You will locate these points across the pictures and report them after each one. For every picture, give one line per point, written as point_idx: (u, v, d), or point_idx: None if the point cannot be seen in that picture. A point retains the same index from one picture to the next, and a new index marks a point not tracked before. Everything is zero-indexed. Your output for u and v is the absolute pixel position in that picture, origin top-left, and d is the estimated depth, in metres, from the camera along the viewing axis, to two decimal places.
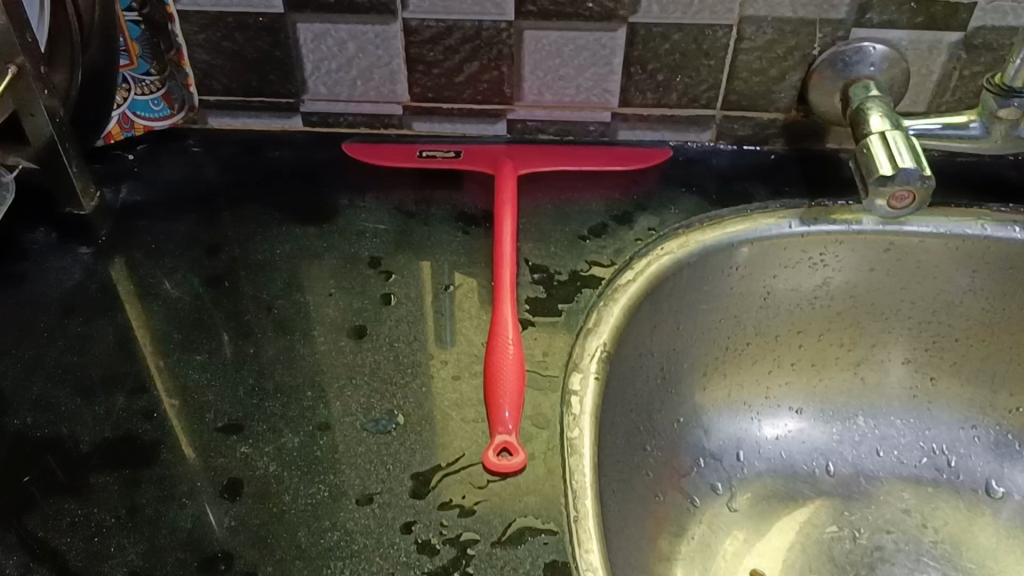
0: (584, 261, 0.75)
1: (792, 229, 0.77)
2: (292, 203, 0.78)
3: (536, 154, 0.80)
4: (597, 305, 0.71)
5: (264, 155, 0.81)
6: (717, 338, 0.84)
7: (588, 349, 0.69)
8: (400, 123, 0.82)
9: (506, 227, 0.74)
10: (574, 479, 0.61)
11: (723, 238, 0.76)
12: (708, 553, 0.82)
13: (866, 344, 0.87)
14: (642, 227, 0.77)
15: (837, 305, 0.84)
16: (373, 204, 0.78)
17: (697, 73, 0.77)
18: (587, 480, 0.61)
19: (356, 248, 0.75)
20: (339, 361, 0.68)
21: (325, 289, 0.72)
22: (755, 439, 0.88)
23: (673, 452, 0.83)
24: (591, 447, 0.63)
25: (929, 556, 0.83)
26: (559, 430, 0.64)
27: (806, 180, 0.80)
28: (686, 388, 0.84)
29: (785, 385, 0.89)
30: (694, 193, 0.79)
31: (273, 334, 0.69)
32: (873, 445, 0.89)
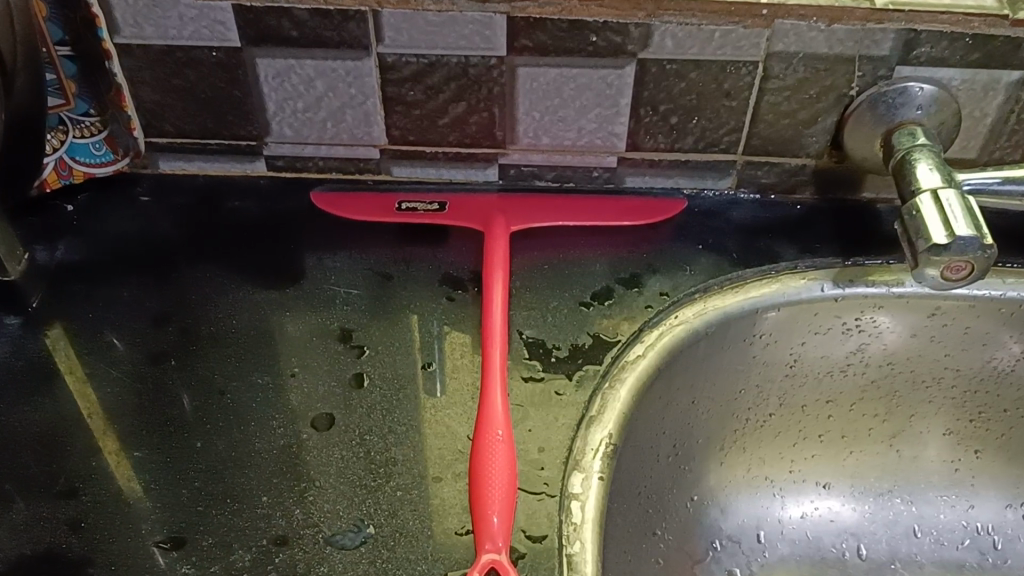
0: (587, 333, 0.65)
1: (825, 292, 0.67)
2: (252, 262, 0.68)
3: (532, 206, 0.70)
4: (601, 386, 0.62)
5: (223, 206, 0.72)
6: (736, 410, 0.74)
7: (591, 442, 0.59)
8: (377, 169, 0.72)
9: (496, 294, 0.64)
10: None
11: (746, 304, 0.66)
12: None
13: (903, 416, 0.78)
14: (653, 292, 0.67)
15: (872, 373, 0.75)
16: (345, 264, 0.68)
17: (716, 115, 0.67)
18: None
19: (324, 318, 0.65)
20: (301, 458, 0.58)
21: (288, 368, 0.62)
22: (778, 518, 0.79)
23: (686, 537, 0.74)
24: (595, 565, 0.54)
25: None
26: (557, 544, 0.54)
27: (839, 234, 0.71)
28: (699, 464, 0.75)
29: (812, 458, 0.79)
30: (712, 251, 0.70)
31: (225, 423, 0.60)
32: (910, 525, 0.80)
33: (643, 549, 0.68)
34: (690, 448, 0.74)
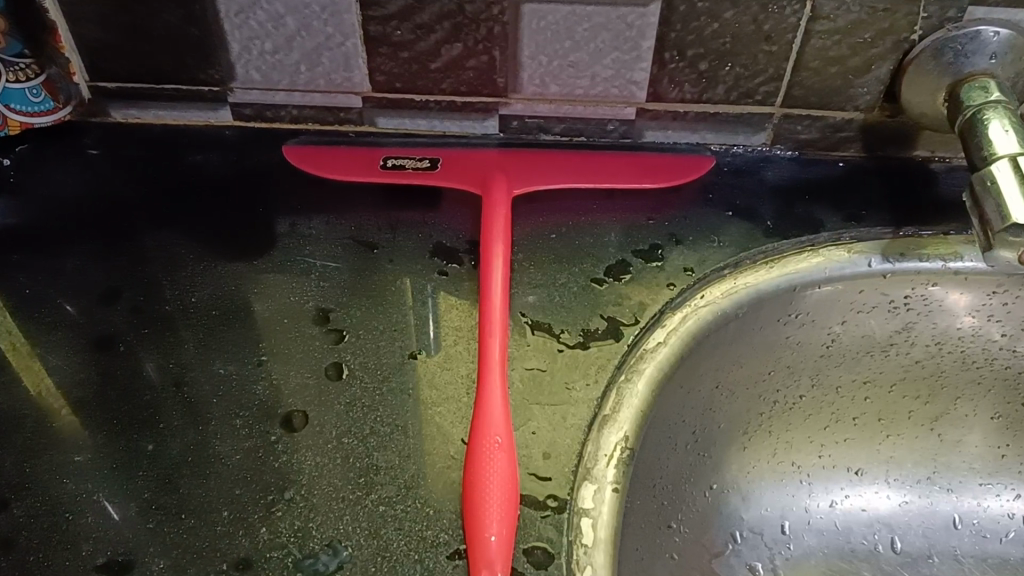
0: (600, 315, 0.56)
1: (871, 268, 0.59)
2: (215, 227, 0.59)
3: (537, 163, 0.61)
4: (616, 379, 0.54)
5: (182, 160, 0.62)
6: (764, 393, 0.67)
7: (604, 447, 0.52)
8: (359, 119, 0.62)
9: (495, 271, 0.55)
10: None
11: (782, 281, 0.58)
12: None
13: (949, 398, 0.69)
14: (675, 267, 0.58)
15: (917, 353, 0.66)
16: (322, 231, 0.59)
17: (752, 61, 0.57)
18: None
19: (297, 295, 0.56)
20: (269, 465, 0.50)
21: (255, 355, 0.54)
22: (804, 507, 0.72)
23: (704, 529, 0.67)
24: None
25: None
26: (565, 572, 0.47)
27: (888, 198, 0.62)
28: (720, 449, 0.68)
29: (843, 443, 0.72)
30: (743, 217, 0.61)
31: (183, 421, 0.51)
32: (948, 515, 0.72)
33: (657, 553, 0.60)
34: (710, 434, 0.66)
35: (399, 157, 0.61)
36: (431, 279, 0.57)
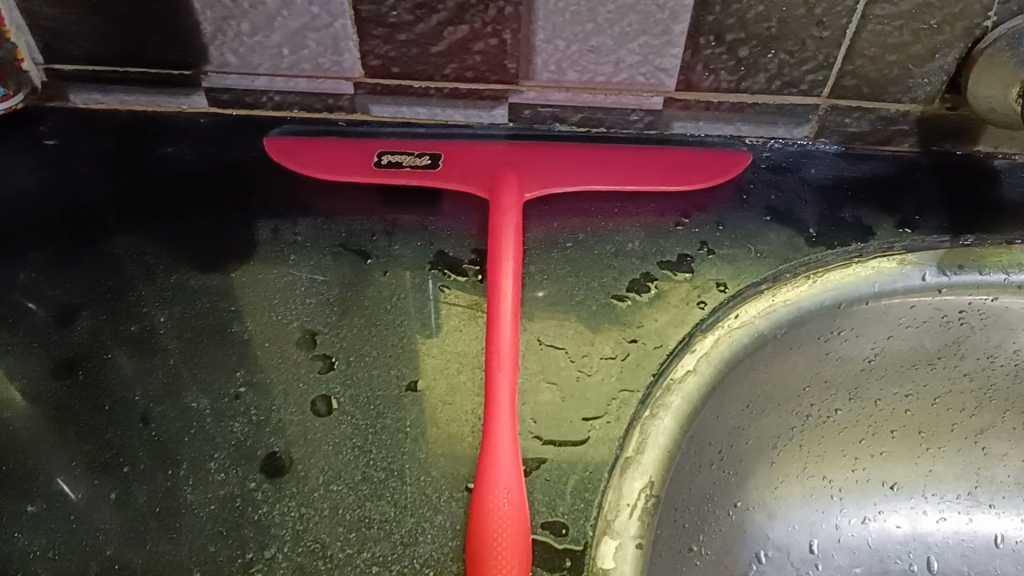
0: (622, 338, 0.50)
1: (926, 281, 0.52)
2: (188, 231, 0.52)
3: (550, 160, 0.54)
4: (640, 415, 0.48)
5: (151, 152, 0.55)
6: (796, 407, 0.61)
7: (626, 496, 0.46)
8: (351, 107, 0.55)
9: (504, 294, 0.48)
10: None
11: (825, 298, 0.52)
12: None
13: (997, 410, 0.63)
14: (706, 280, 0.52)
15: (966, 366, 0.60)
16: (309, 236, 0.52)
17: (800, 47, 0.50)
18: None
19: (280, 314, 0.50)
20: (248, 518, 0.44)
21: (232, 386, 0.48)
22: (834, 524, 0.66)
23: (727, 551, 0.61)
24: None
25: None
26: None
27: (945, 201, 0.55)
28: (746, 465, 0.62)
29: (879, 456, 0.66)
30: (783, 222, 0.54)
31: (151, 464, 0.45)
32: (989, 534, 0.67)
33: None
34: (738, 451, 0.60)
35: (394, 154, 0.54)
36: (431, 295, 0.51)
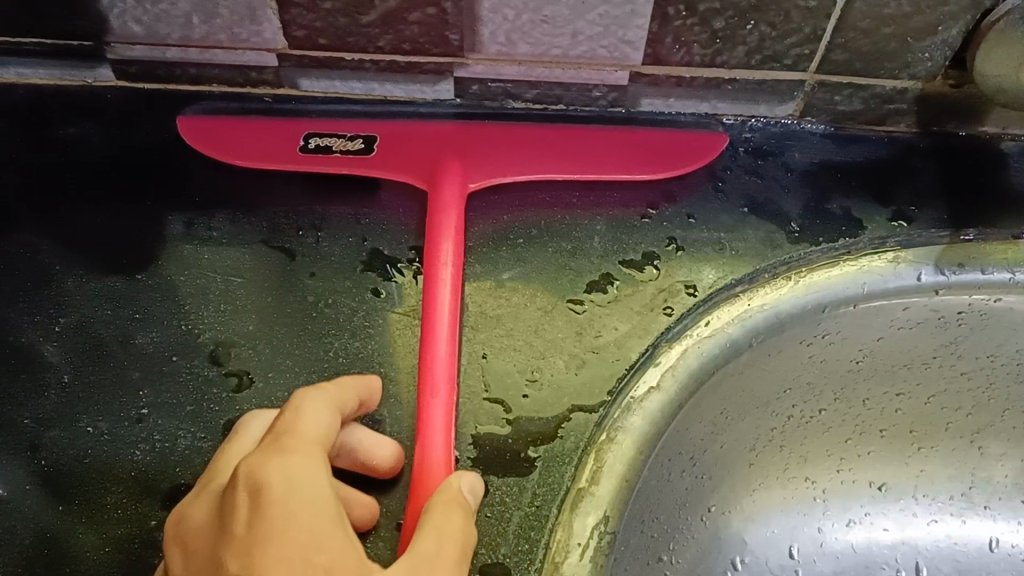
0: (578, 350, 0.44)
1: (921, 281, 0.47)
2: (90, 226, 0.47)
3: (502, 146, 0.48)
4: (595, 439, 0.42)
5: (52, 135, 0.50)
6: (776, 409, 0.55)
7: (576, 535, 0.41)
8: (277, 80, 0.49)
9: (441, 307, 0.42)
10: None
11: (807, 301, 0.46)
12: None
13: (995, 409, 0.58)
14: (672, 283, 0.46)
15: (964, 366, 0.55)
16: (227, 232, 0.47)
17: (783, 18, 0.44)
18: None
19: (192, 322, 0.44)
20: (148, 563, 0.39)
21: (134, 408, 0.42)
22: (816, 528, 0.61)
23: (699, 561, 0.56)
24: None
25: None
26: None
27: (945, 189, 0.49)
28: (721, 470, 0.57)
29: (867, 455, 0.61)
30: (761, 215, 0.48)
31: (41, 499, 0.40)
32: (983, 539, 0.62)
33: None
34: (712, 456, 0.55)
35: (324, 137, 0.48)
36: (383, 305, 0.44)
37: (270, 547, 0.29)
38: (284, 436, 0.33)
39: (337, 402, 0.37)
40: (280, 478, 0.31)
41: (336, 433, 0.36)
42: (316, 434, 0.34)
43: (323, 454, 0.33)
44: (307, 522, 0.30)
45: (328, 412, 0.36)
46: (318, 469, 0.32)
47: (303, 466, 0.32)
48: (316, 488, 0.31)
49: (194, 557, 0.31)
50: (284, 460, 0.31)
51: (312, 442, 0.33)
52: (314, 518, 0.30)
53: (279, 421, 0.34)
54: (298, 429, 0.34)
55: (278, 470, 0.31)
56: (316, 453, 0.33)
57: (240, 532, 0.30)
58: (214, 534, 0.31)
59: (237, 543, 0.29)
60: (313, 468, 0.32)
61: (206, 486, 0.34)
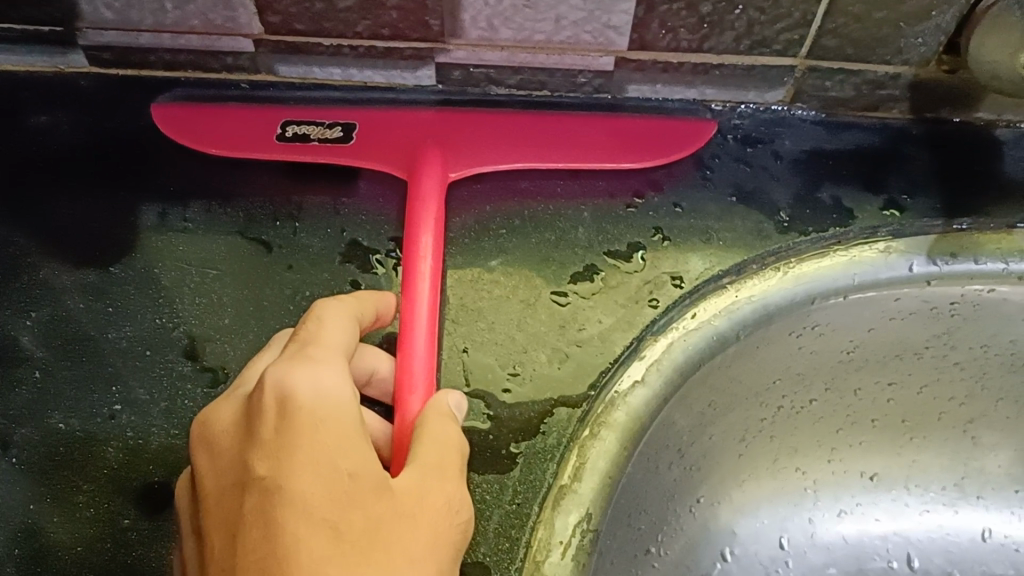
0: (561, 344, 0.43)
1: (913, 272, 0.46)
2: (62, 217, 0.46)
3: (483, 134, 0.47)
4: (578, 434, 0.42)
5: (24, 123, 0.49)
6: (767, 398, 0.54)
7: (557, 533, 0.40)
8: (254, 67, 0.48)
9: (420, 300, 0.41)
10: None
11: (798, 291, 0.45)
12: None
13: (990, 399, 0.57)
14: (658, 274, 0.45)
15: (957, 356, 0.54)
16: (201, 222, 0.46)
17: (772, 2, 0.42)
18: None
19: (166, 316, 0.43)
20: (119, 563, 0.38)
21: (106, 404, 0.41)
22: (807, 519, 0.60)
23: (688, 552, 0.56)
24: None
25: None
26: None
27: (939, 178, 0.48)
28: (710, 461, 0.56)
29: (858, 445, 0.60)
30: (750, 204, 0.47)
31: (11, 497, 0.40)
32: (976, 529, 0.61)
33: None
34: (700, 447, 0.55)
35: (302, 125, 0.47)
36: None
37: (300, 452, 0.31)
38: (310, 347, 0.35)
39: (359, 315, 0.39)
40: (307, 387, 0.33)
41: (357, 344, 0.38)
42: (340, 344, 0.36)
43: (346, 365, 0.35)
44: (332, 428, 0.32)
45: (353, 326, 0.37)
46: (343, 377, 0.34)
47: (330, 374, 0.34)
48: (342, 394, 0.33)
49: (222, 456, 0.33)
50: (311, 369, 0.34)
51: (338, 354, 0.35)
52: (340, 420, 0.32)
53: (304, 332, 0.36)
54: (322, 338, 0.36)
55: (306, 378, 0.33)
56: (340, 360, 0.35)
57: (269, 434, 0.32)
58: (242, 433, 0.33)
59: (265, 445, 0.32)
60: (339, 376, 0.34)
61: (236, 383, 0.36)
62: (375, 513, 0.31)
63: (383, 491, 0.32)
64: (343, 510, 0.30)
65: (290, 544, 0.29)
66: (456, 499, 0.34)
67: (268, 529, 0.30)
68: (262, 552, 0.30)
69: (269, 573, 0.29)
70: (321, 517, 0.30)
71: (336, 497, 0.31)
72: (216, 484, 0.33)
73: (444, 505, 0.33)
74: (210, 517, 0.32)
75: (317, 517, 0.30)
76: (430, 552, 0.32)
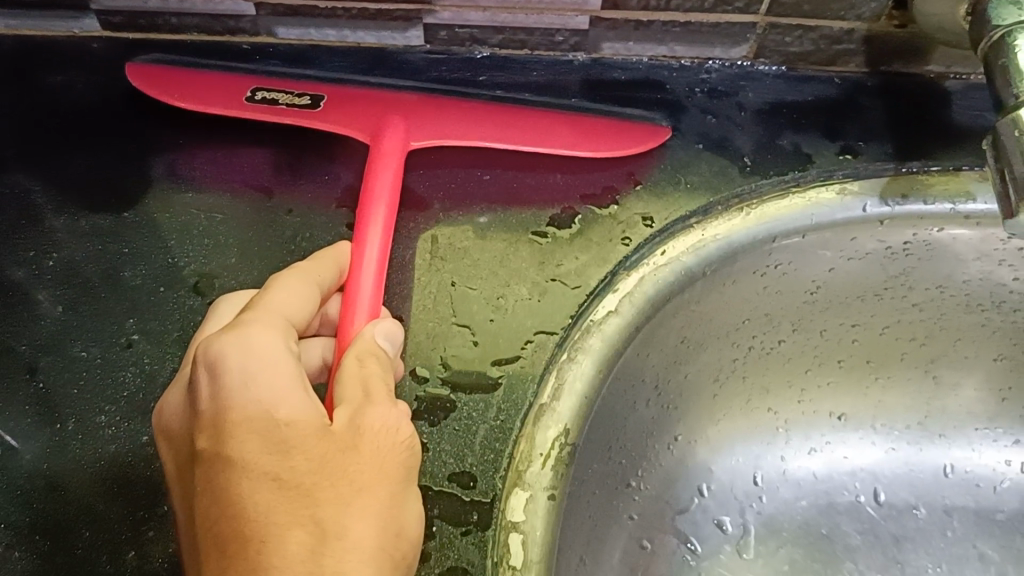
0: (540, 278, 0.48)
1: (867, 213, 0.49)
2: (78, 170, 0.50)
3: (448, 107, 0.50)
4: (557, 359, 0.45)
5: (39, 82, 0.52)
6: (739, 339, 0.59)
7: (539, 444, 0.43)
8: (254, 29, 0.52)
9: (370, 248, 0.44)
10: None
11: (758, 231, 0.48)
12: None
13: (948, 340, 0.61)
14: (630, 216, 0.49)
15: (915, 297, 0.58)
16: (207, 172, 0.50)
17: None
18: None
19: (178, 256, 0.47)
20: (140, 473, 0.42)
21: (124, 334, 0.45)
22: (779, 456, 0.65)
23: (667, 486, 0.61)
24: None
25: None
26: None
27: (893, 126, 0.52)
28: (687, 401, 0.60)
29: (827, 386, 0.64)
30: (717, 152, 0.51)
31: (38, 417, 0.44)
32: (938, 464, 0.65)
33: (613, 518, 0.56)
34: (677, 385, 0.58)
35: (270, 90, 0.50)
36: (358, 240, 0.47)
37: (233, 414, 0.35)
38: (245, 310, 0.38)
39: (315, 276, 0.42)
40: (234, 348, 0.36)
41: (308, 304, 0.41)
42: (278, 300, 0.39)
43: (283, 318, 0.39)
44: (262, 385, 0.35)
45: (293, 284, 0.40)
46: (271, 334, 0.37)
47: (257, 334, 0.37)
48: (272, 350, 0.37)
49: (178, 430, 0.38)
50: (238, 334, 0.37)
51: (270, 313, 0.38)
52: (268, 373, 0.36)
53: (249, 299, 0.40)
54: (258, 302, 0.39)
55: (231, 340, 0.36)
56: (272, 316, 0.38)
57: (207, 405, 0.36)
58: (188, 409, 0.37)
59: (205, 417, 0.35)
60: (268, 334, 0.37)
61: (186, 361, 0.40)
62: (316, 454, 0.35)
63: (321, 431, 0.35)
64: (283, 460, 0.34)
65: (241, 503, 0.34)
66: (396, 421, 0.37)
67: (220, 495, 0.34)
68: (218, 516, 0.34)
69: (225, 531, 0.34)
70: (260, 471, 0.34)
71: (270, 450, 0.34)
72: (179, 456, 0.37)
73: (383, 429, 0.36)
74: (180, 486, 0.37)
75: (260, 472, 0.34)
76: (374, 475, 0.35)
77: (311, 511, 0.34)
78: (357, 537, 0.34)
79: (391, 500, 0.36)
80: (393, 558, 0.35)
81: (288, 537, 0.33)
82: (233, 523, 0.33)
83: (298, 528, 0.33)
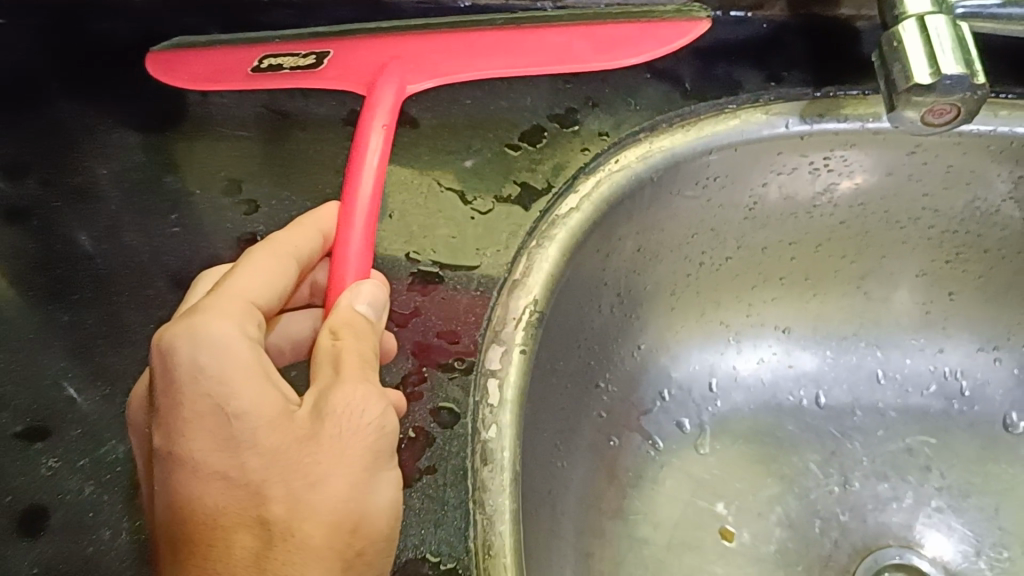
0: (513, 180, 0.58)
1: (789, 129, 0.58)
2: (129, 109, 0.64)
3: (440, 49, 0.60)
4: (527, 244, 0.55)
5: (87, 28, 0.67)
6: (689, 253, 0.68)
7: (512, 311, 0.52)
8: None
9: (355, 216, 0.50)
10: (484, 501, 0.47)
11: (696, 144, 0.58)
12: (649, 495, 0.69)
13: (874, 256, 0.69)
14: (590, 132, 0.59)
15: (841, 215, 0.67)
16: (233, 101, 0.63)
17: None
18: (505, 500, 0.47)
19: (212, 166, 0.60)
20: None
21: (166, 226, 0.59)
22: (731, 365, 0.73)
23: (631, 389, 0.70)
24: (513, 451, 0.48)
25: (932, 503, 0.68)
26: (469, 423, 0.50)
27: (812, 58, 0.61)
28: (647, 311, 0.69)
29: (772, 303, 0.72)
30: (660, 79, 0.61)
31: (99, 287, 0.57)
32: (871, 368, 0.73)
33: (584, 405, 0.65)
34: (638, 292, 0.67)
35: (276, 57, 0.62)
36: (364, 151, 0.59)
37: (185, 410, 0.39)
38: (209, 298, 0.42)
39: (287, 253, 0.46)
40: (184, 349, 0.39)
41: (271, 289, 0.44)
42: (246, 287, 0.43)
43: (244, 304, 0.42)
44: (213, 381, 0.39)
45: (255, 274, 0.44)
46: (226, 325, 0.40)
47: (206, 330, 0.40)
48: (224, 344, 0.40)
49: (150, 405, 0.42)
50: (189, 331, 0.39)
51: (235, 299, 0.42)
52: (222, 368, 0.39)
53: (222, 283, 0.44)
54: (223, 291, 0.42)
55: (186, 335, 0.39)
56: (233, 305, 0.42)
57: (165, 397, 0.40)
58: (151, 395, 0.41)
59: (159, 413, 0.40)
60: (221, 327, 0.40)
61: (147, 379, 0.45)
62: (267, 447, 0.38)
63: (271, 425, 0.39)
64: (233, 457, 0.38)
65: (192, 502, 0.39)
66: (362, 398, 0.40)
67: (177, 490, 0.39)
68: (178, 508, 0.39)
69: (184, 520, 0.39)
70: (211, 469, 0.39)
71: (219, 449, 0.39)
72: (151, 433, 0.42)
73: (348, 414, 0.40)
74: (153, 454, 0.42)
75: (210, 472, 0.39)
76: (333, 462, 0.39)
77: (258, 509, 0.38)
78: (305, 534, 0.38)
79: (350, 488, 0.39)
80: (344, 550, 0.39)
81: (234, 538, 0.38)
82: (189, 518, 0.39)
83: (245, 530, 0.38)
